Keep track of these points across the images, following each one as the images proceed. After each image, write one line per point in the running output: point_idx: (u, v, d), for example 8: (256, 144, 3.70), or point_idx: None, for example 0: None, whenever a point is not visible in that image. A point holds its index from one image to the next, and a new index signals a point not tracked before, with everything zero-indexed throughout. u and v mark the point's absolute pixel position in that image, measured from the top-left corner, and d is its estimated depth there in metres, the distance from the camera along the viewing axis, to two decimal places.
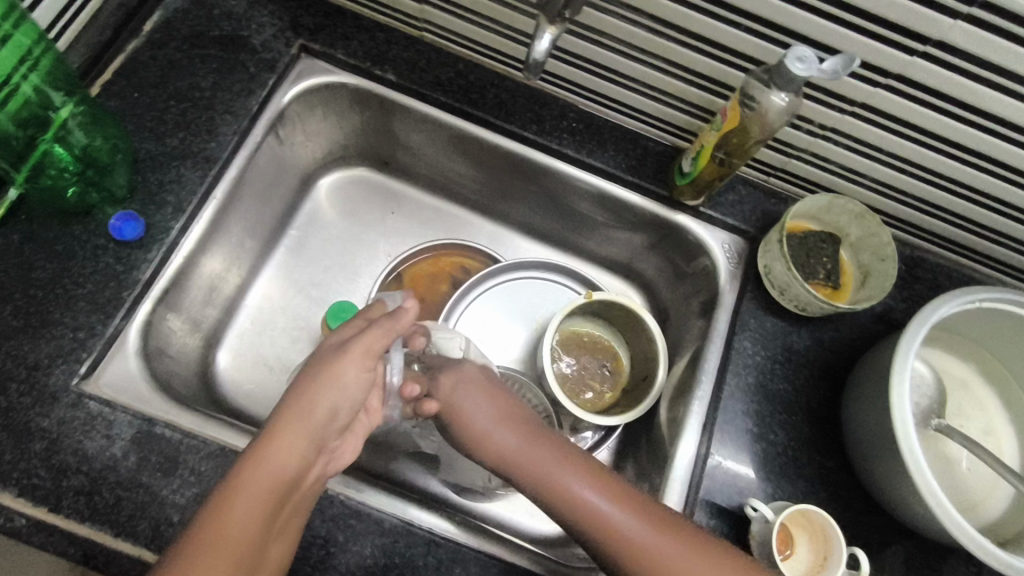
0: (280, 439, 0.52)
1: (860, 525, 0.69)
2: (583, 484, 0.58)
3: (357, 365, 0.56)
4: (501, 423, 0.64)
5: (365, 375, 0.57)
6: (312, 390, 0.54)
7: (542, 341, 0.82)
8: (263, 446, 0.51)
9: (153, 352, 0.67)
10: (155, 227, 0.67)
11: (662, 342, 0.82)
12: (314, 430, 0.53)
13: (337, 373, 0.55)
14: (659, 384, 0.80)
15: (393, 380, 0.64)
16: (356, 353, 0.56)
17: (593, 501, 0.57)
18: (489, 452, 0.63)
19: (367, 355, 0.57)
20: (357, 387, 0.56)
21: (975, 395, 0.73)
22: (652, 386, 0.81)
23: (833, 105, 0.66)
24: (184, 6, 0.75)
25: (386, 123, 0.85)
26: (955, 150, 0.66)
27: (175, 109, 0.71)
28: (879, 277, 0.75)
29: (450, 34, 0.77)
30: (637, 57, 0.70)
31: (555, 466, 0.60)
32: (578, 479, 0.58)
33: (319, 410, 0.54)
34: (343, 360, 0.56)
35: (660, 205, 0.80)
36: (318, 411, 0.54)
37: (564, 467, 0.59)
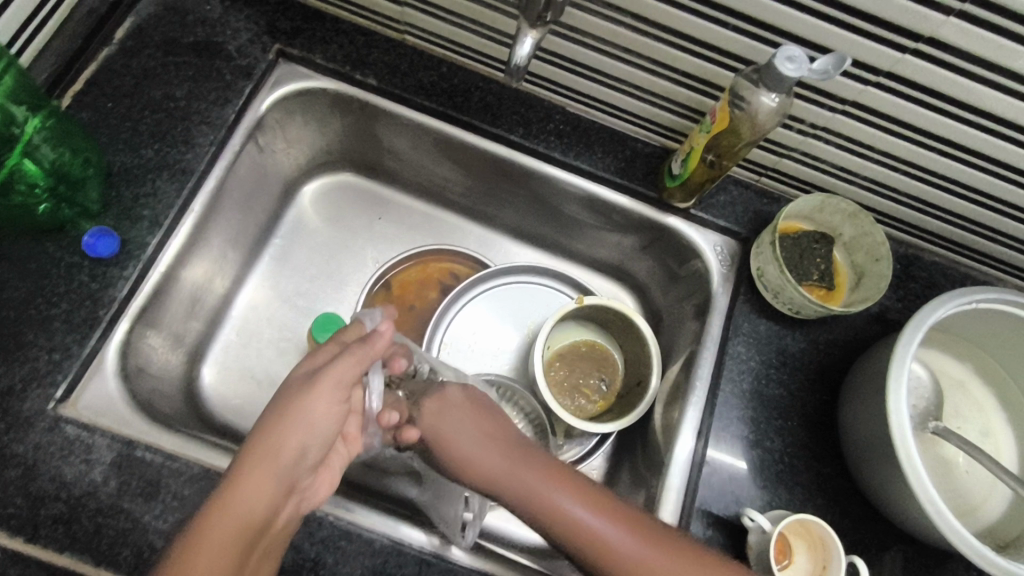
0: (252, 478, 0.49)
1: (858, 531, 0.69)
2: (571, 500, 0.56)
3: (328, 396, 0.55)
4: (488, 445, 0.62)
5: (338, 407, 0.56)
6: (283, 425, 0.52)
7: (533, 348, 0.81)
8: (235, 482, 0.49)
9: (133, 371, 0.65)
10: (131, 243, 0.65)
11: (655, 346, 0.80)
12: (287, 463, 0.52)
13: (308, 407, 0.54)
14: (652, 390, 0.79)
15: (371, 407, 0.65)
16: (328, 384, 0.55)
17: (583, 518, 0.55)
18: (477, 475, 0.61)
19: (340, 386, 0.55)
20: (329, 420, 0.55)
21: (972, 395, 0.73)
22: (645, 392, 0.79)
23: (824, 105, 0.65)
24: (157, 12, 0.73)
25: (369, 129, 0.83)
26: (948, 148, 0.65)
27: (149, 119, 0.69)
28: (873, 277, 0.73)
29: (432, 37, 0.75)
30: (623, 57, 0.68)
31: (542, 483, 0.58)
32: (567, 497, 0.57)
33: (291, 444, 0.52)
34: (316, 391, 0.54)
35: (651, 208, 0.78)
36: (289, 445, 0.52)
37: (552, 485, 0.57)
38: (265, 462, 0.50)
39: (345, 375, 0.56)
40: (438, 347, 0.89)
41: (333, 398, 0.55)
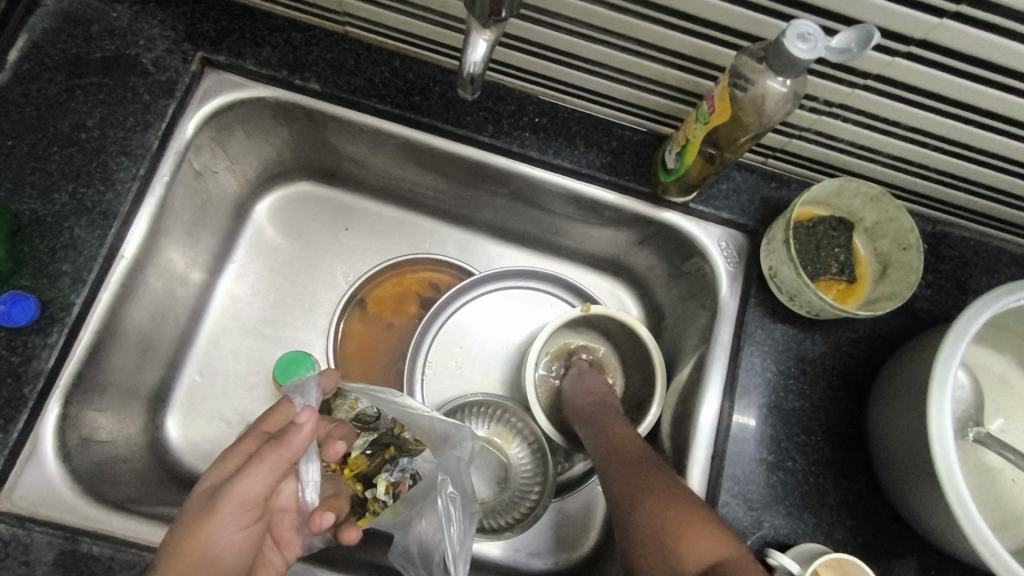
0: None
1: (894, 553, 0.62)
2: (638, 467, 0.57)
3: (234, 522, 0.47)
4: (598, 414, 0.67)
5: (243, 531, 0.48)
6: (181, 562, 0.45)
7: (524, 367, 0.73)
8: None
9: (76, 447, 0.58)
10: (54, 305, 0.57)
11: (659, 355, 0.73)
12: None
13: (205, 541, 0.46)
14: (658, 405, 0.71)
15: (308, 498, 0.57)
16: (227, 508, 0.47)
17: (645, 478, 0.55)
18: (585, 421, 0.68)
19: (244, 507, 0.48)
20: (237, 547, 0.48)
21: (1015, 390, 0.65)
22: (650, 406, 0.72)
23: (842, 80, 0.55)
24: (55, 26, 0.63)
25: (320, 135, 0.73)
26: (988, 120, 0.56)
27: (59, 156, 0.60)
28: (900, 268, 0.65)
29: (377, 28, 0.65)
30: (601, 39, 0.58)
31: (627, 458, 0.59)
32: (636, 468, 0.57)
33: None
34: (215, 519, 0.47)
35: (645, 204, 0.69)
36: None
37: (632, 457, 0.58)
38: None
39: (251, 492, 0.48)
40: (421, 368, 0.81)
41: (235, 523, 0.47)
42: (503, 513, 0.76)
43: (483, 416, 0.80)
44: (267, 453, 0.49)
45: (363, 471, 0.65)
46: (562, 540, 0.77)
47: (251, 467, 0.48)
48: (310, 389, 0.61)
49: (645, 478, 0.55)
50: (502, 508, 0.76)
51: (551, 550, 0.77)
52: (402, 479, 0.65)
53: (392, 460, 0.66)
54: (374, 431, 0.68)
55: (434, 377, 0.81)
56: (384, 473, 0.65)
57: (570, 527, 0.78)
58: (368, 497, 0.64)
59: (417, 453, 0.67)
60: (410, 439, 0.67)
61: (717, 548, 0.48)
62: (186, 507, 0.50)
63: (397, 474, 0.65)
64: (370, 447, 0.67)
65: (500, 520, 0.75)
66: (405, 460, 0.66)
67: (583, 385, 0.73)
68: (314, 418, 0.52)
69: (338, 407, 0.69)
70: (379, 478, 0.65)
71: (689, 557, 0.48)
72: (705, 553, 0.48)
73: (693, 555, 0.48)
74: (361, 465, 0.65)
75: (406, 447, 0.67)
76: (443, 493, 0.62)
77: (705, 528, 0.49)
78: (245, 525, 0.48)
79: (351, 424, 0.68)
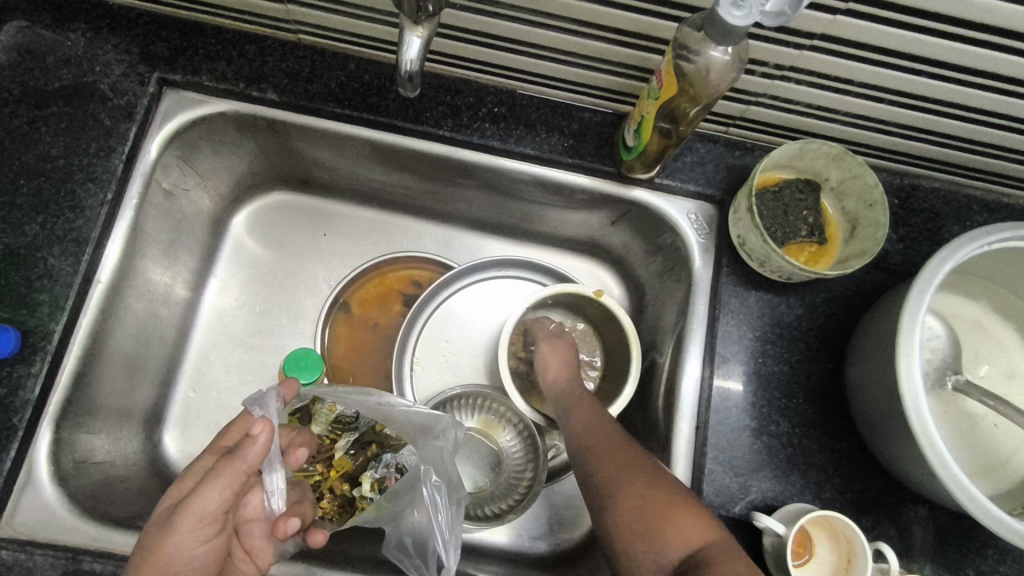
0: None
1: (884, 506, 0.63)
2: (614, 453, 0.60)
3: (192, 539, 0.47)
4: (571, 395, 0.69)
5: (204, 545, 0.48)
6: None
7: (497, 356, 0.74)
8: None
9: (72, 470, 0.60)
10: (35, 334, 0.58)
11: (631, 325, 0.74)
12: None
13: (165, 559, 0.46)
14: (631, 374, 0.72)
15: (275, 507, 0.54)
16: (186, 526, 0.47)
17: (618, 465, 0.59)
18: (564, 397, 0.69)
19: (203, 523, 0.48)
20: (197, 562, 0.48)
21: (992, 335, 0.65)
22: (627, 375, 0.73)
23: (789, 42, 0.55)
24: (11, 59, 0.63)
25: (285, 145, 0.73)
26: (936, 69, 0.56)
27: (27, 188, 0.61)
28: (867, 225, 0.65)
29: (329, 32, 0.65)
30: (546, 24, 0.58)
31: (601, 442, 0.62)
32: (609, 452, 0.60)
33: None
34: (173, 537, 0.47)
35: (611, 183, 0.69)
36: None
37: (602, 442, 0.62)
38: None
39: (206, 509, 0.48)
40: (409, 364, 0.82)
41: (195, 538, 0.47)
42: (500, 499, 0.77)
43: (467, 407, 0.81)
44: (221, 470, 0.49)
45: (349, 471, 0.68)
46: (562, 522, 0.78)
47: (205, 484, 0.48)
48: (270, 399, 0.59)
49: (627, 465, 0.59)
50: (498, 494, 0.77)
51: (554, 532, 0.78)
52: (387, 474, 0.67)
53: (376, 457, 0.68)
54: (355, 431, 0.69)
55: (422, 373, 0.82)
56: (368, 472, 0.67)
57: (570, 508, 0.79)
58: (355, 496, 0.67)
59: (400, 447, 0.69)
60: (392, 435, 0.69)
61: (702, 537, 0.53)
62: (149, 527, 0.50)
63: (381, 470, 0.67)
64: (353, 448, 0.69)
65: (499, 505, 0.76)
66: (388, 456, 0.68)
67: (557, 356, 0.72)
68: (269, 428, 0.51)
69: (317, 412, 0.69)
70: (365, 477, 0.67)
71: (674, 543, 0.53)
72: (690, 539, 0.53)
73: (678, 544, 0.53)
74: (345, 466, 0.68)
75: (388, 444, 0.69)
76: (427, 483, 0.65)
77: (690, 516, 0.54)
78: (207, 539, 0.48)
79: (331, 428, 0.69)
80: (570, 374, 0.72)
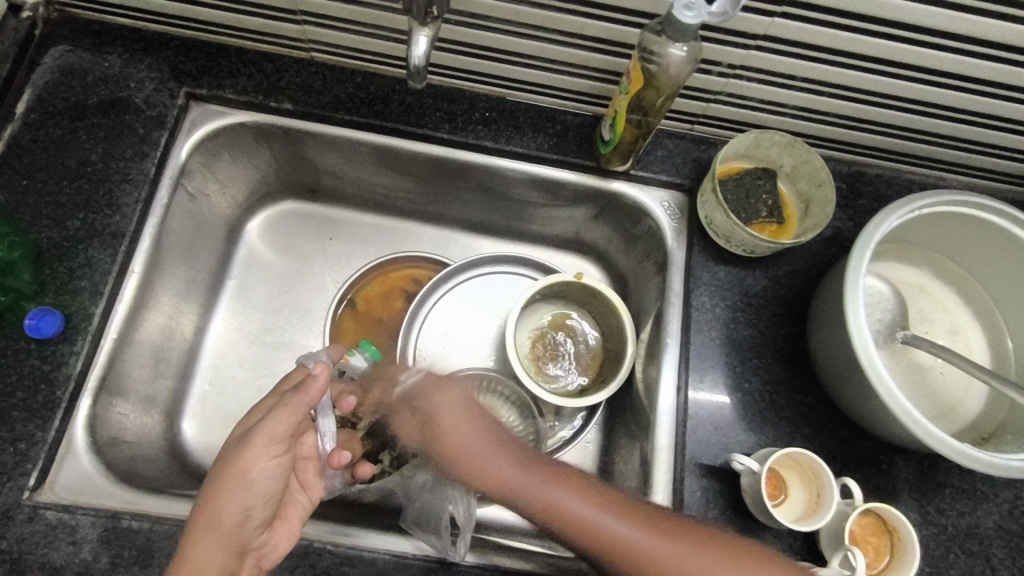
0: (198, 545, 0.53)
1: (850, 452, 0.70)
2: (627, 531, 0.55)
3: (263, 458, 0.57)
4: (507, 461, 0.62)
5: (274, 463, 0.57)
6: (221, 488, 0.55)
7: (512, 362, 0.79)
8: (183, 553, 0.52)
9: (106, 443, 0.65)
10: (76, 317, 0.65)
11: (618, 297, 0.81)
12: (226, 533, 0.54)
13: (243, 472, 0.56)
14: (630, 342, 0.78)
15: (326, 448, 0.68)
16: (258, 443, 0.57)
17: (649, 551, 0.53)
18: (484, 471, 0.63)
19: (272, 442, 0.57)
20: (267, 480, 0.57)
21: (935, 297, 0.74)
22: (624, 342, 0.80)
23: (736, 43, 0.65)
24: (55, 78, 0.71)
25: (298, 153, 0.81)
26: (863, 62, 0.66)
27: (69, 189, 0.68)
28: (819, 203, 0.74)
29: (338, 49, 0.74)
30: (529, 34, 0.68)
31: (607, 526, 0.55)
32: (627, 530, 0.55)
33: (228, 513, 0.54)
34: (249, 452, 0.56)
35: (592, 176, 0.78)
36: (228, 513, 0.54)
37: (611, 523, 0.55)
38: (205, 533, 0.53)
39: (275, 431, 0.58)
40: (413, 354, 0.88)
41: (265, 456, 0.57)
42: None
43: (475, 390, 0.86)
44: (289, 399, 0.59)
45: (369, 450, 0.75)
46: None
47: (275, 412, 0.59)
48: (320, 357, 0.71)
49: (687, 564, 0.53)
50: None
51: None
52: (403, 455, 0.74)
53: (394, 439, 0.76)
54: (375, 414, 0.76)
55: (426, 361, 0.88)
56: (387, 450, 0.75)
57: None
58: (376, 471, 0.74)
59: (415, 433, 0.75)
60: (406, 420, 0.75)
61: None
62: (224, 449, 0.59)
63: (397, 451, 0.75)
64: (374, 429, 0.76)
65: None
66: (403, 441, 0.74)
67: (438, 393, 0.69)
68: (327, 372, 0.63)
69: None
70: (384, 454, 0.75)
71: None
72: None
73: None
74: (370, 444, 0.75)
75: None
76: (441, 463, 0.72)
77: None
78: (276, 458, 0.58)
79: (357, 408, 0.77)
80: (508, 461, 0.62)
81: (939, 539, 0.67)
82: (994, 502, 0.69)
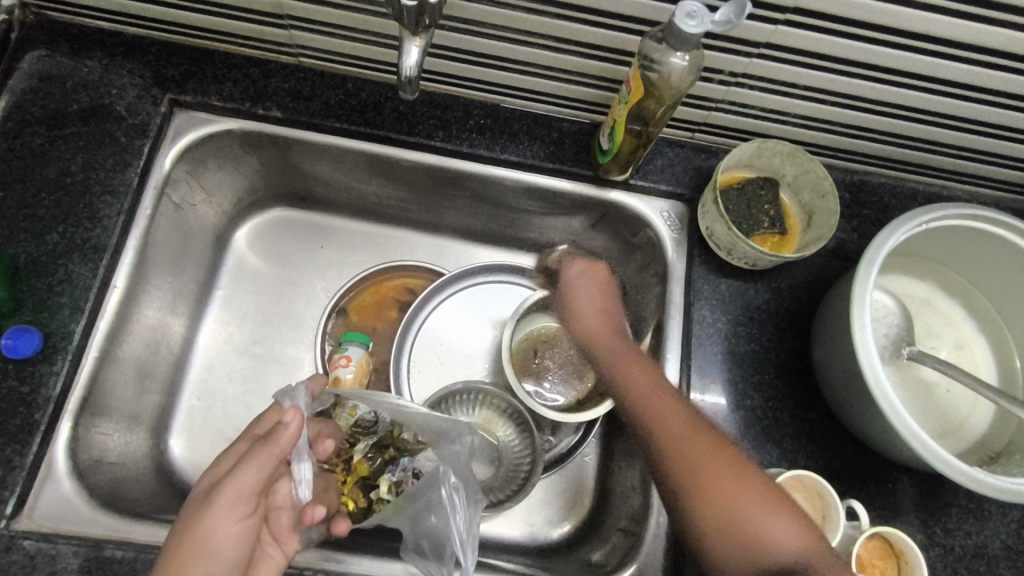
0: None
1: (855, 470, 0.68)
2: (657, 387, 0.61)
3: (227, 519, 0.53)
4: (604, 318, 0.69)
5: (239, 524, 0.54)
6: (181, 552, 0.51)
7: (509, 377, 0.77)
8: None
9: (88, 466, 0.63)
10: (55, 335, 0.62)
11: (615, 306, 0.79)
12: None
13: (204, 535, 0.52)
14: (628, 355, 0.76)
15: (303, 496, 0.61)
16: (224, 504, 0.53)
17: (681, 416, 0.58)
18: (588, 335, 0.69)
19: (236, 502, 0.53)
20: (230, 543, 0.53)
21: (940, 311, 0.72)
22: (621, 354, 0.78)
23: (739, 51, 0.63)
24: (32, 84, 0.69)
25: (287, 160, 0.79)
26: (869, 71, 0.64)
27: (48, 201, 0.66)
28: (822, 215, 0.72)
29: (328, 55, 0.72)
30: (525, 40, 0.65)
31: (645, 378, 0.62)
32: (653, 383, 0.61)
33: None
34: (211, 515, 0.53)
35: (590, 186, 0.76)
36: None
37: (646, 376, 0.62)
38: None
39: (240, 489, 0.54)
40: (406, 366, 0.85)
41: (231, 517, 0.53)
42: (501, 488, 0.80)
43: (469, 402, 0.85)
44: (255, 455, 0.54)
45: (366, 475, 0.72)
46: (560, 509, 0.81)
47: (240, 468, 0.54)
48: (299, 393, 0.65)
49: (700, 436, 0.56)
50: (500, 484, 0.81)
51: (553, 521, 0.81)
52: (405, 477, 0.71)
53: (393, 460, 0.73)
54: (374, 435, 0.74)
55: (420, 374, 0.86)
56: (386, 474, 0.71)
57: (565, 496, 0.82)
58: (373, 500, 0.71)
59: (417, 451, 0.73)
60: (409, 440, 0.74)
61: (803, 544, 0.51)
62: (190, 503, 0.56)
63: (398, 473, 0.72)
64: (372, 451, 0.73)
65: (499, 495, 0.79)
66: (406, 460, 0.72)
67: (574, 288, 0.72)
68: (299, 418, 0.57)
69: (338, 415, 0.74)
70: (383, 479, 0.71)
71: (776, 550, 0.51)
72: (794, 548, 0.51)
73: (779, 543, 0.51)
74: (364, 470, 0.72)
75: (406, 447, 0.73)
76: (446, 485, 0.69)
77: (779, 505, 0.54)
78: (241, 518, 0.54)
79: (353, 431, 0.74)
80: (616, 333, 0.68)
81: (945, 560, 0.66)
82: (1000, 521, 0.68)
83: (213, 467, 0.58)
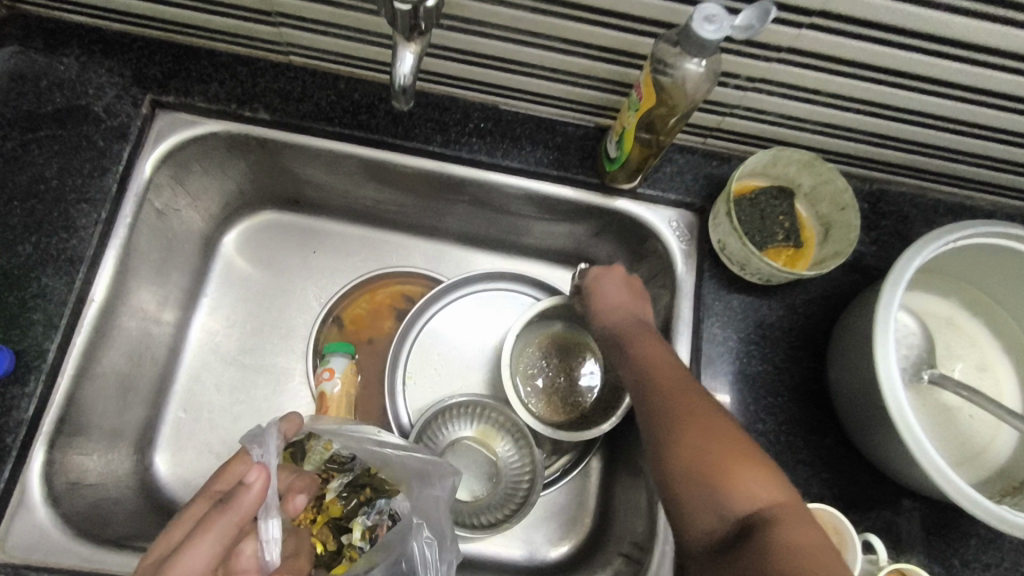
0: None
1: (870, 498, 0.65)
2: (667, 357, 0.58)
3: None
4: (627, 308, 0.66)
5: None
6: None
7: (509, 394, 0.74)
8: None
9: (65, 491, 0.60)
10: (28, 353, 0.59)
11: None
12: None
13: None
14: None
15: (270, 557, 0.57)
16: None
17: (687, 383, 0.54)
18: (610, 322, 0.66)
19: None
20: None
21: (963, 330, 0.69)
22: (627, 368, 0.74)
23: (758, 55, 0.59)
24: (4, 84, 0.65)
25: (276, 163, 0.75)
26: (896, 77, 0.59)
27: (21, 210, 0.62)
28: (841, 228, 0.68)
29: (319, 53, 0.67)
30: (529, 41, 0.61)
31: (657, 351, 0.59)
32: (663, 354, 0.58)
33: None
34: None
35: (595, 194, 0.72)
36: None
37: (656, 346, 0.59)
38: None
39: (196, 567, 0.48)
40: (402, 378, 0.82)
41: None
42: (498, 508, 0.77)
43: (467, 416, 0.81)
44: (211, 525, 0.49)
45: (338, 517, 0.67)
46: (561, 528, 0.78)
47: (195, 542, 0.48)
48: (268, 438, 0.61)
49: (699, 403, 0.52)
50: (496, 504, 0.78)
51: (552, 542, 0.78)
52: (380, 522, 0.66)
53: (369, 502, 0.67)
54: (350, 472, 0.69)
55: (416, 387, 0.82)
56: (360, 518, 0.66)
57: (565, 515, 0.79)
58: (344, 544, 0.65)
59: (394, 492, 0.68)
60: (386, 480, 0.69)
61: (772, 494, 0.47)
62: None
63: (373, 517, 0.67)
64: (346, 491, 0.68)
65: (493, 515, 0.77)
66: (382, 502, 0.67)
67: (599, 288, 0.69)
68: (263, 477, 0.53)
69: (312, 449, 0.69)
70: (355, 523, 0.66)
71: (742, 495, 0.47)
72: (758, 495, 0.47)
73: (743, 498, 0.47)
74: (336, 511, 0.67)
75: (383, 488, 0.68)
76: (418, 538, 0.65)
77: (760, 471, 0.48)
78: None
79: (325, 468, 0.69)
80: (635, 320, 0.65)
81: None
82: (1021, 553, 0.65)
83: (159, 539, 0.52)
